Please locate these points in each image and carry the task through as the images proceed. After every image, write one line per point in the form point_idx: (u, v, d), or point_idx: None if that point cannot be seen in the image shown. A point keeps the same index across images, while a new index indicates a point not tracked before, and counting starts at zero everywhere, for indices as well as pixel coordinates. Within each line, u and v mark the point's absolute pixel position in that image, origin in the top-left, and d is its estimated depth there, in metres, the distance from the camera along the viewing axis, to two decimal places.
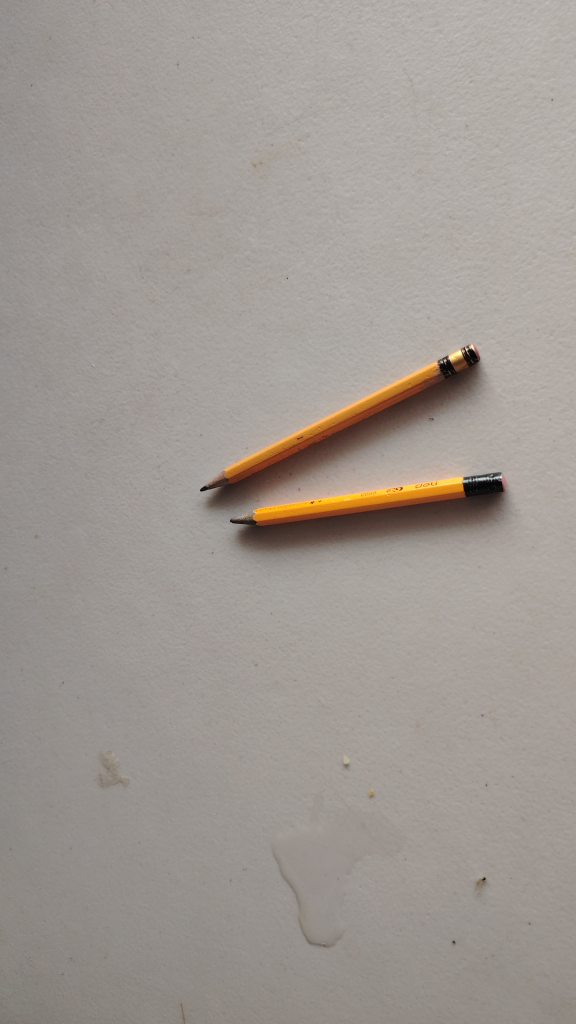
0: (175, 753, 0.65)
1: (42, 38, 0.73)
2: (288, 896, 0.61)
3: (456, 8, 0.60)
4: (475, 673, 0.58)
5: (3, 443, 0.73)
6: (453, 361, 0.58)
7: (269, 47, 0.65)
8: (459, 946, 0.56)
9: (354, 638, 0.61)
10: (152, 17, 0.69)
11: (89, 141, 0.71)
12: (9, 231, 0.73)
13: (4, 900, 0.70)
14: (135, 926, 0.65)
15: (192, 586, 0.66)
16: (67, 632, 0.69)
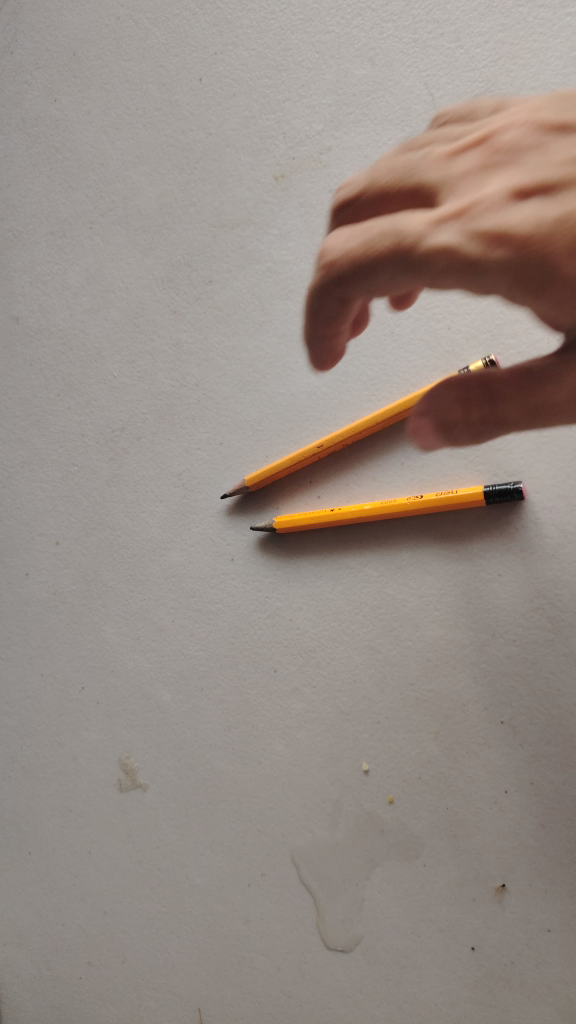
0: (195, 759, 0.65)
1: (66, 54, 0.74)
2: (306, 902, 0.61)
3: (477, 24, 0.61)
4: (495, 680, 0.58)
5: (25, 451, 0.74)
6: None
7: (291, 63, 0.66)
8: (478, 953, 0.56)
9: (374, 645, 0.61)
10: (175, 34, 0.70)
11: (112, 153, 0.72)
12: (33, 243, 0.74)
13: (24, 903, 0.70)
14: (154, 931, 0.65)
15: (212, 593, 0.66)
16: (88, 638, 0.70)
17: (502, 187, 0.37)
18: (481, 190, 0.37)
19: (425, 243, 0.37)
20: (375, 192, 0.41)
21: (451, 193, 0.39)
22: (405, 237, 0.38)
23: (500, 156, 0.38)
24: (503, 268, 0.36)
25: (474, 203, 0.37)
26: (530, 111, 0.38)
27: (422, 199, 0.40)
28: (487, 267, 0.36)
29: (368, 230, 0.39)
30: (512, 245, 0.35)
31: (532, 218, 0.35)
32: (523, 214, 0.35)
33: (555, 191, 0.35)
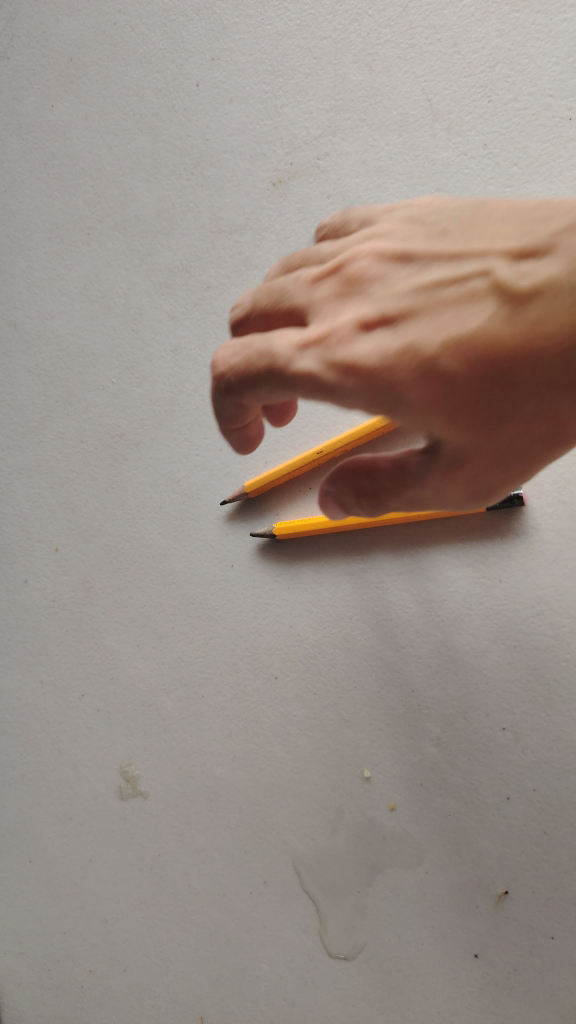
0: (195, 766, 0.65)
1: (63, 59, 0.74)
2: (308, 910, 0.61)
3: (474, 29, 0.61)
4: (497, 686, 0.58)
5: (24, 458, 0.74)
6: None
7: (288, 69, 0.66)
8: (481, 961, 0.56)
9: (375, 652, 0.61)
10: (172, 40, 0.70)
11: (109, 159, 0.72)
12: (30, 249, 0.74)
13: (25, 912, 0.70)
14: (155, 940, 0.65)
15: (212, 600, 0.66)
16: (87, 645, 0.70)
17: (351, 312, 0.41)
18: (337, 314, 0.42)
19: (291, 364, 0.42)
20: (253, 312, 0.46)
21: (312, 315, 0.43)
22: (274, 358, 0.42)
23: (352, 280, 0.42)
24: (355, 387, 0.40)
25: (330, 329, 0.42)
26: (376, 240, 0.43)
27: (290, 317, 0.45)
28: (344, 384, 0.40)
29: (244, 351, 0.44)
30: (362, 368, 0.39)
31: (379, 344, 0.39)
32: (371, 339, 0.40)
33: (399, 319, 0.40)
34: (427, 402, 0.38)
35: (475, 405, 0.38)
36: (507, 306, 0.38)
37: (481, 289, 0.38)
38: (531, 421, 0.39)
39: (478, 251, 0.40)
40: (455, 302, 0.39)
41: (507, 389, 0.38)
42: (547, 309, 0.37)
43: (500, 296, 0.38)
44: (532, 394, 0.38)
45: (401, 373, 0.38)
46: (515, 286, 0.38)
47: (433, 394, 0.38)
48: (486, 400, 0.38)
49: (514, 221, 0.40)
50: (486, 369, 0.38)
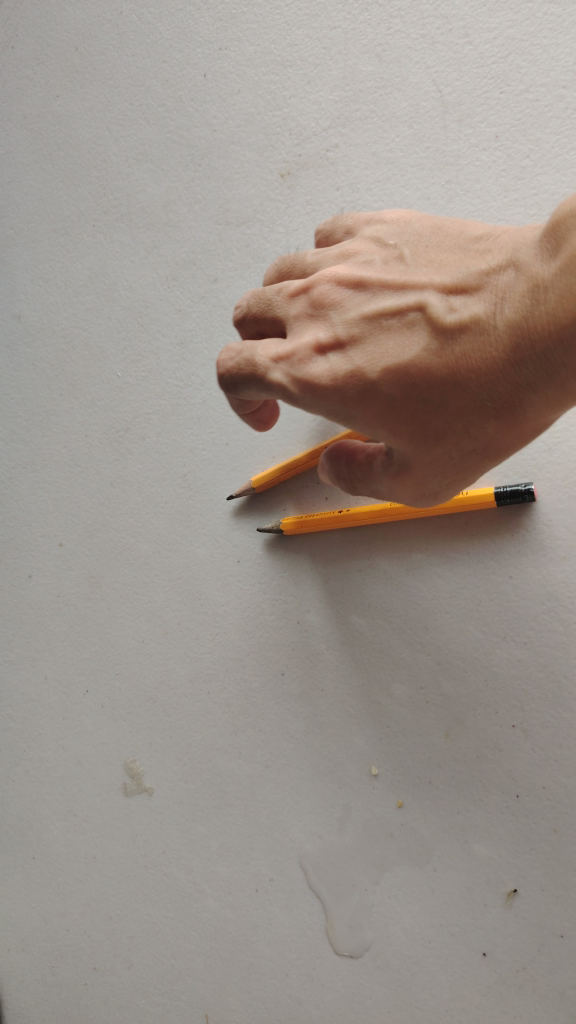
0: (201, 763, 0.65)
1: (68, 48, 0.73)
2: (315, 907, 0.60)
3: (486, 19, 0.60)
4: (507, 682, 0.57)
5: (28, 451, 0.73)
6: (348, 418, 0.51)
7: (297, 59, 0.65)
8: (490, 958, 0.55)
9: (383, 647, 0.61)
10: (179, 29, 0.69)
11: (115, 150, 0.71)
12: (35, 240, 0.74)
13: (28, 909, 0.70)
14: (160, 936, 0.64)
15: (218, 595, 0.66)
16: (92, 640, 0.69)
17: (315, 332, 0.47)
18: (303, 332, 0.47)
19: (268, 376, 0.48)
20: (245, 314, 0.51)
21: (288, 329, 0.49)
22: (254, 369, 0.49)
23: (318, 301, 0.47)
24: (314, 402, 0.47)
25: (297, 346, 0.47)
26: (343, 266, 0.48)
27: (274, 325, 0.50)
28: (305, 399, 0.47)
29: (235, 356, 0.49)
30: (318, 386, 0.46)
31: (334, 365, 0.45)
32: (326, 359, 0.46)
33: (351, 342, 0.45)
34: (368, 419, 0.45)
35: (409, 422, 0.44)
36: (438, 338, 0.43)
37: (421, 322, 0.44)
38: (461, 437, 0.44)
39: (417, 285, 0.45)
40: (396, 331, 0.44)
41: (439, 408, 0.43)
42: (471, 343, 0.42)
43: (434, 327, 0.43)
44: (460, 413, 0.43)
45: (347, 394, 0.45)
46: (445, 320, 0.43)
47: (374, 413, 0.45)
48: (419, 417, 0.44)
49: (455, 258, 0.45)
50: (419, 391, 0.43)
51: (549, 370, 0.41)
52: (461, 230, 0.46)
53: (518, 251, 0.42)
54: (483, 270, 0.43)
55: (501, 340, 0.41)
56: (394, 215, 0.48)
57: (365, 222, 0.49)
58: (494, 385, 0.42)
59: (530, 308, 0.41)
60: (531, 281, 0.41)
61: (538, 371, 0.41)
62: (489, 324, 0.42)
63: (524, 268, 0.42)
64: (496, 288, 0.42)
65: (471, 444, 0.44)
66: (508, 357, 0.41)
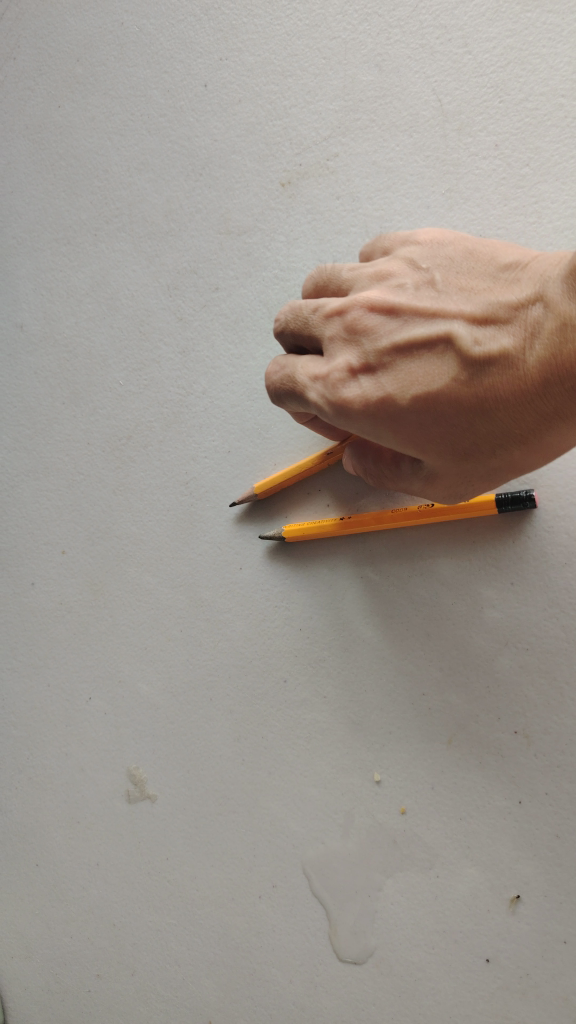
0: (204, 769, 0.65)
1: (69, 59, 0.73)
2: (318, 913, 0.60)
3: (485, 29, 0.60)
4: (509, 689, 0.58)
5: (31, 459, 0.73)
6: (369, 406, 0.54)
7: (297, 69, 0.65)
8: (493, 965, 0.55)
9: (386, 654, 0.61)
10: (180, 40, 0.70)
11: (117, 160, 0.72)
12: (36, 250, 0.74)
13: (31, 916, 0.70)
14: (163, 943, 0.64)
15: (221, 602, 0.66)
16: (95, 647, 0.69)
17: (349, 355, 0.50)
18: (338, 354, 0.51)
19: (307, 393, 0.52)
20: (288, 329, 0.55)
21: (325, 349, 0.52)
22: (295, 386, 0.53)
23: (352, 323, 0.50)
24: (347, 421, 0.50)
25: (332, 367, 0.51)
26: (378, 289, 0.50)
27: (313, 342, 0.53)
28: (339, 418, 0.50)
29: (280, 371, 0.55)
30: (350, 407, 0.49)
31: (366, 387, 0.48)
32: (358, 382, 0.49)
33: (382, 367, 0.48)
34: (397, 439, 0.48)
35: (438, 442, 0.47)
36: (466, 368, 0.45)
37: (449, 350, 0.46)
38: (489, 455, 0.47)
39: (447, 314, 0.47)
40: (426, 358, 0.47)
41: (467, 431, 0.46)
42: (498, 375, 0.44)
43: (463, 356, 0.45)
44: (488, 437, 0.46)
45: (377, 416, 0.48)
46: (472, 351, 0.45)
47: (403, 434, 0.48)
48: (447, 439, 0.47)
49: (485, 286, 0.47)
50: (447, 417, 0.46)
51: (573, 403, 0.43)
52: (492, 255, 0.48)
53: (545, 285, 0.43)
54: (512, 302, 0.45)
55: (527, 375, 0.43)
56: (427, 237, 0.50)
57: (400, 241, 0.51)
58: (520, 415, 0.44)
59: (557, 344, 0.42)
60: (558, 319, 0.42)
61: (563, 403, 0.43)
62: (516, 357, 0.44)
63: (552, 303, 0.43)
64: (524, 321, 0.44)
65: (498, 461, 0.47)
66: (535, 391, 0.43)
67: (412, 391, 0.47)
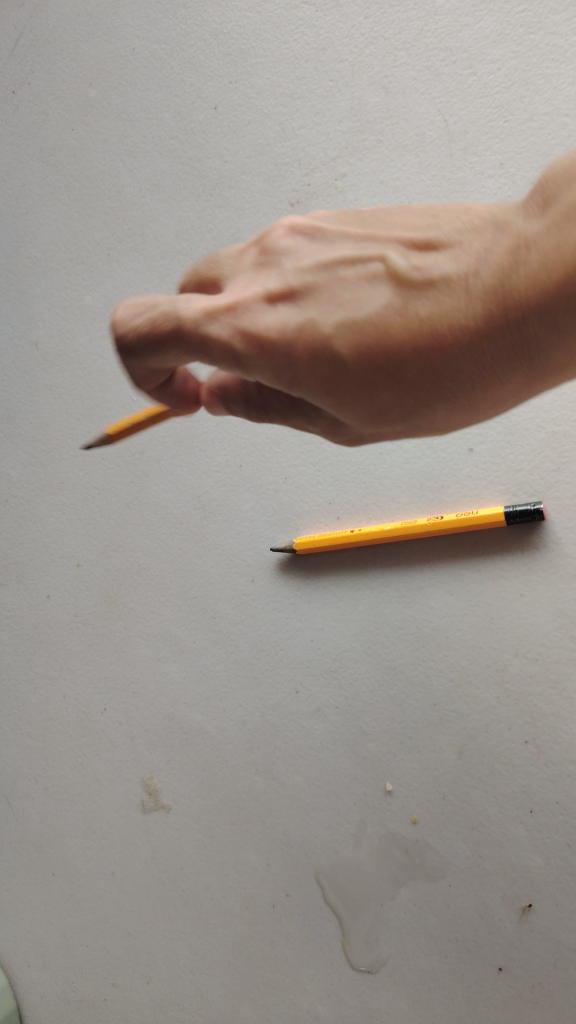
0: (217, 779, 0.66)
1: (83, 84, 0.75)
2: (331, 923, 0.61)
3: (489, 51, 0.62)
4: (519, 699, 0.58)
5: (46, 474, 0.75)
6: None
7: (305, 91, 0.67)
8: (505, 974, 0.56)
9: (397, 665, 0.62)
10: (190, 63, 0.71)
11: (129, 181, 0.73)
12: (51, 269, 0.76)
13: (47, 925, 0.70)
14: (179, 952, 0.65)
15: (233, 613, 0.67)
16: (110, 658, 0.71)
17: (252, 285, 0.37)
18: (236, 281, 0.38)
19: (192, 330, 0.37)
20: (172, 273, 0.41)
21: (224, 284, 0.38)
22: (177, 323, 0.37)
23: (260, 253, 0.38)
24: (241, 367, 0.36)
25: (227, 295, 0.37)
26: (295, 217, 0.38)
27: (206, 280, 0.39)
28: (233, 361, 0.36)
29: (151, 313, 0.38)
30: (250, 341, 0.36)
31: (270, 315, 0.36)
32: (262, 311, 0.36)
33: (292, 293, 0.36)
34: (302, 385, 0.36)
35: (351, 393, 0.35)
36: (399, 299, 0.34)
37: (378, 276, 0.35)
38: (408, 413, 0.36)
39: (376, 238, 0.36)
40: (346, 287, 0.35)
41: (390, 380, 0.35)
42: (434, 308, 0.33)
43: (393, 284, 0.34)
44: (412, 390, 0.35)
45: (282, 352, 0.35)
46: (406, 278, 0.34)
47: (310, 380, 0.35)
48: (363, 387, 0.35)
49: (425, 209, 0.36)
50: (368, 359, 0.34)
51: (521, 351, 0.33)
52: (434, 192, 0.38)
53: (499, 209, 0.34)
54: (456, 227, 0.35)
55: (469, 307, 0.33)
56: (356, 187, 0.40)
57: None
58: (454, 362, 0.33)
59: (508, 271, 0.32)
60: (510, 239, 0.32)
61: (507, 348, 0.33)
62: (459, 286, 0.33)
63: (508, 221, 0.33)
64: (471, 244, 0.33)
65: (418, 421, 0.36)
66: (479, 330, 0.33)
67: (330, 324, 0.35)
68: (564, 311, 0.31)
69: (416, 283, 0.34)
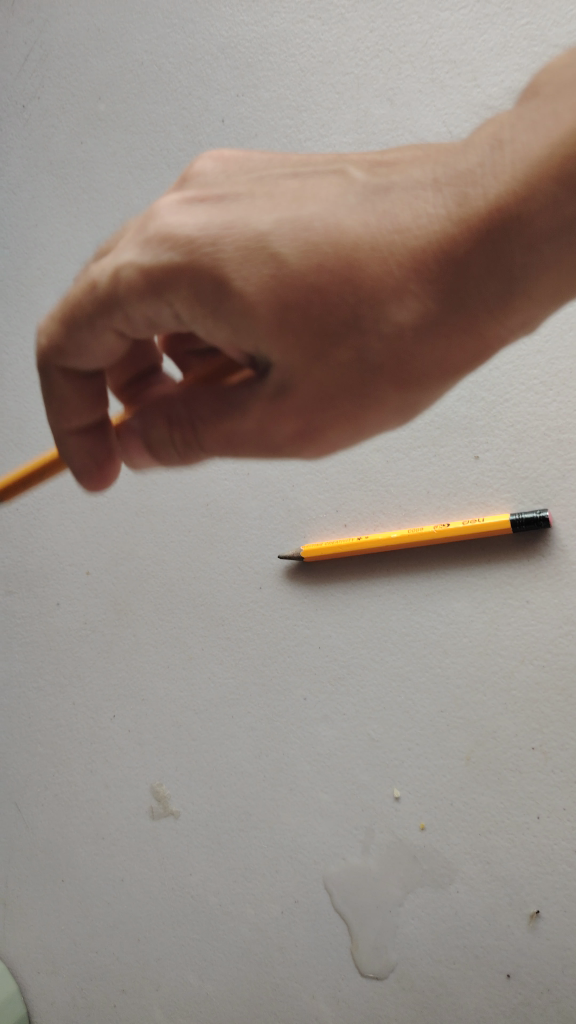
0: (226, 786, 0.66)
1: (92, 98, 0.76)
2: (340, 929, 0.61)
3: (492, 64, 0.63)
4: (526, 706, 0.59)
5: (56, 483, 0.75)
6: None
7: (311, 104, 0.68)
8: (514, 980, 0.56)
9: (404, 672, 0.62)
10: (198, 77, 0.72)
11: (138, 193, 0.74)
12: (60, 280, 0.76)
13: (56, 932, 0.70)
14: (188, 959, 0.65)
15: (241, 620, 0.68)
16: (118, 665, 0.71)
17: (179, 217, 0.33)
18: (150, 207, 0.33)
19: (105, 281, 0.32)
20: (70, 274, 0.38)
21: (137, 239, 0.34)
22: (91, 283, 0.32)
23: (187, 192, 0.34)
24: (162, 297, 0.31)
25: (143, 224, 0.33)
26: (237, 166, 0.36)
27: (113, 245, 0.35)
28: (152, 295, 0.31)
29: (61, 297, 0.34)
30: (173, 263, 0.31)
31: (194, 230, 0.31)
32: (185, 226, 0.31)
33: (224, 208, 0.32)
34: (236, 310, 0.30)
35: (300, 322, 0.30)
36: (358, 207, 0.31)
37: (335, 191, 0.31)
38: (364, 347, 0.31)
39: (324, 165, 0.33)
40: (294, 204, 0.31)
41: (350, 302, 0.30)
42: (401, 214, 0.30)
43: (349, 201, 0.31)
44: (372, 309, 0.30)
45: (212, 270, 0.30)
46: (369, 192, 0.31)
47: (247, 308, 0.30)
48: (314, 312, 0.30)
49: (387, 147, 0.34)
50: (318, 270, 0.30)
51: (500, 252, 0.29)
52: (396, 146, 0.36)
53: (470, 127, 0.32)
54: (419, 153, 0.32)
55: (442, 207, 0.29)
56: None
57: None
58: (428, 271, 0.30)
59: (485, 160, 0.29)
60: (487, 133, 0.30)
61: (484, 249, 0.29)
62: (429, 186, 0.30)
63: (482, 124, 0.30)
64: (439, 155, 0.31)
65: (378, 359, 0.31)
66: (457, 228, 0.29)
67: (271, 231, 0.31)
68: (566, 196, 0.28)
69: (377, 193, 0.31)
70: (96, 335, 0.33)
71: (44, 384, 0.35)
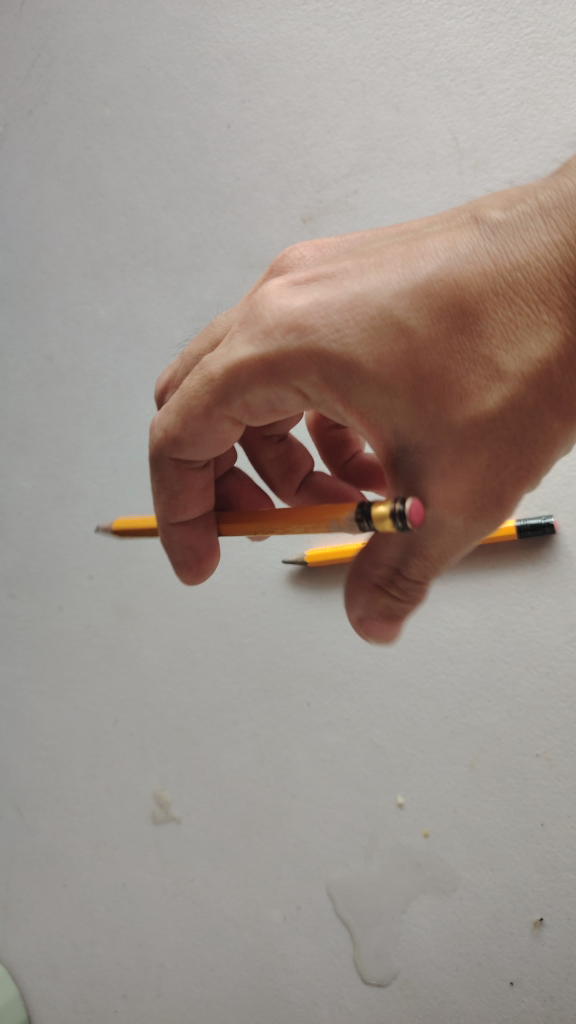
0: (228, 792, 0.66)
1: (98, 104, 0.77)
2: (343, 937, 0.60)
3: (498, 73, 0.64)
4: (530, 714, 0.60)
5: (59, 488, 0.75)
6: (373, 508, 0.39)
7: (317, 110, 0.68)
8: (517, 988, 0.56)
9: (408, 679, 0.62)
10: (203, 82, 0.73)
11: (143, 197, 0.74)
12: (65, 284, 0.76)
13: (54, 939, 0.69)
14: (188, 966, 0.64)
15: (245, 626, 0.68)
16: (122, 669, 0.71)
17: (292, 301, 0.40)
18: (275, 294, 0.41)
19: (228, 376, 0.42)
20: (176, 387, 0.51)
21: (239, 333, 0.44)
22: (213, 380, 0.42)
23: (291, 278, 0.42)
24: (297, 375, 0.40)
25: (258, 316, 0.41)
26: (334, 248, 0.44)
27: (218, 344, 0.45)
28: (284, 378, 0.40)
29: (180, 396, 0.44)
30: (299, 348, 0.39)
31: (309, 316, 0.39)
32: (305, 310, 0.39)
33: (347, 288, 0.39)
34: (370, 376, 0.38)
35: (434, 375, 0.37)
36: (471, 263, 0.37)
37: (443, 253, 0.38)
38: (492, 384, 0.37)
39: (431, 226, 0.40)
40: (410, 269, 0.38)
41: (474, 348, 0.37)
42: (512, 271, 0.36)
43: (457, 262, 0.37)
44: (494, 351, 0.36)
45: (339, 351, 0.38)
46: (472, 250, 0.37)
47: (385, 371, 0.37)
48: (442, 364, 0.37)
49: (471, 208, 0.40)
50: (442, 333, 0.37)
51: None
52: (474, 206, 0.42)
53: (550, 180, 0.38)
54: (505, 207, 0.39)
55: (544, 258, 0.36)
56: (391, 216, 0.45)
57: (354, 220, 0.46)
58: (542, 314, 0.36)
59: None
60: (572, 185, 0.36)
61: None
62: (529, 239, 0.36)
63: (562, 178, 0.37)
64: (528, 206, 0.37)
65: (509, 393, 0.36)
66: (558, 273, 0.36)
67: (392, 300, 0.38)
68: None
69: (488, 244, 0.37)
70: (217, 424, 0.44)
71: (157, 473, 0.47)
